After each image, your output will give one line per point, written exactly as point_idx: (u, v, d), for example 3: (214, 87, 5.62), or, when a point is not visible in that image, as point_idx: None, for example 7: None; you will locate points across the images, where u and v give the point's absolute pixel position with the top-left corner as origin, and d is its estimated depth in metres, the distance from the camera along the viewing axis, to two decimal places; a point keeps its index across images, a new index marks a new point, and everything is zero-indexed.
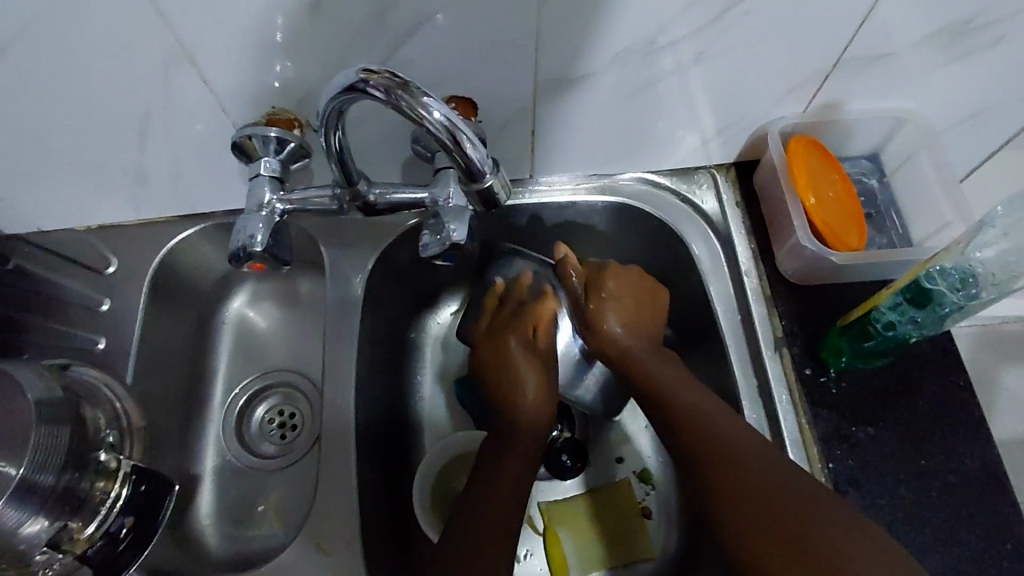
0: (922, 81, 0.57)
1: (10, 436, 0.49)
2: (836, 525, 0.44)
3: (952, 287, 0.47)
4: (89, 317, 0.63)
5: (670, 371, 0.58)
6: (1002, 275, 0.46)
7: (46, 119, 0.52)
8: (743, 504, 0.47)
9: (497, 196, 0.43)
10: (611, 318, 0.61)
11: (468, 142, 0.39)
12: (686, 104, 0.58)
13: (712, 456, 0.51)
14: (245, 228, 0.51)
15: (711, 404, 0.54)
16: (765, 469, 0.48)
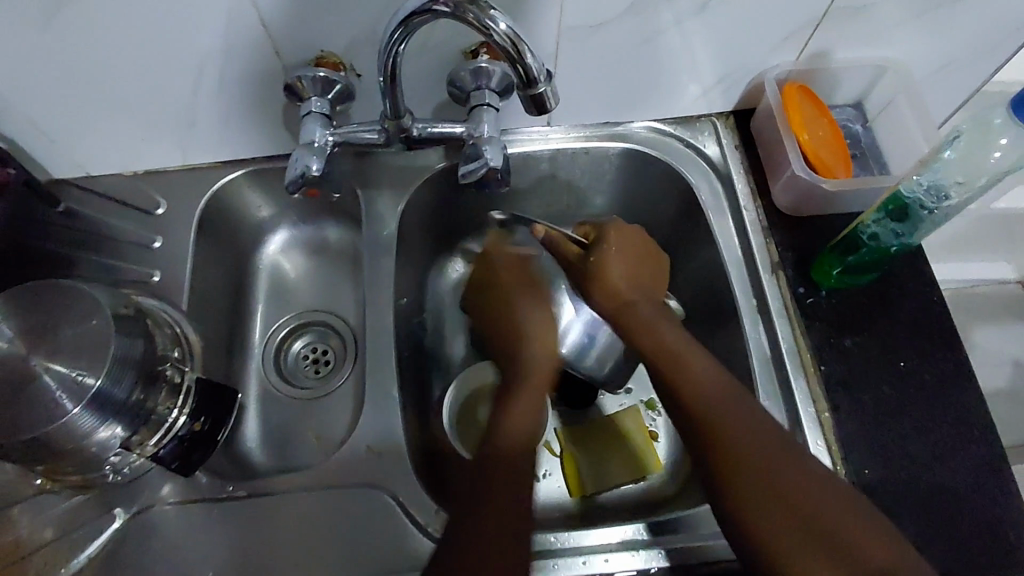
0: (901, 32, 0.64)
1: (88, 348, 0.53)
2: (851, 528, 0.49)
3: (931, 194, 0.54)
4: (142, 253, 0.67)
5: (675, 335, 0.61)
6: (966, 178, 0.53)
7: (113, 61, 0.57)
8: (769, 521, 0.50)
9: (549, 103, 0.48)
10: (620, 273, 0.65)
11: (530, 52, 0.44)
12: (692, 52, 0.64)
13: (730, 462, 0.53)
14: (301, 157, 0.55)
15: (727, 402, 0.56)
16: (783, 472, 0.52)
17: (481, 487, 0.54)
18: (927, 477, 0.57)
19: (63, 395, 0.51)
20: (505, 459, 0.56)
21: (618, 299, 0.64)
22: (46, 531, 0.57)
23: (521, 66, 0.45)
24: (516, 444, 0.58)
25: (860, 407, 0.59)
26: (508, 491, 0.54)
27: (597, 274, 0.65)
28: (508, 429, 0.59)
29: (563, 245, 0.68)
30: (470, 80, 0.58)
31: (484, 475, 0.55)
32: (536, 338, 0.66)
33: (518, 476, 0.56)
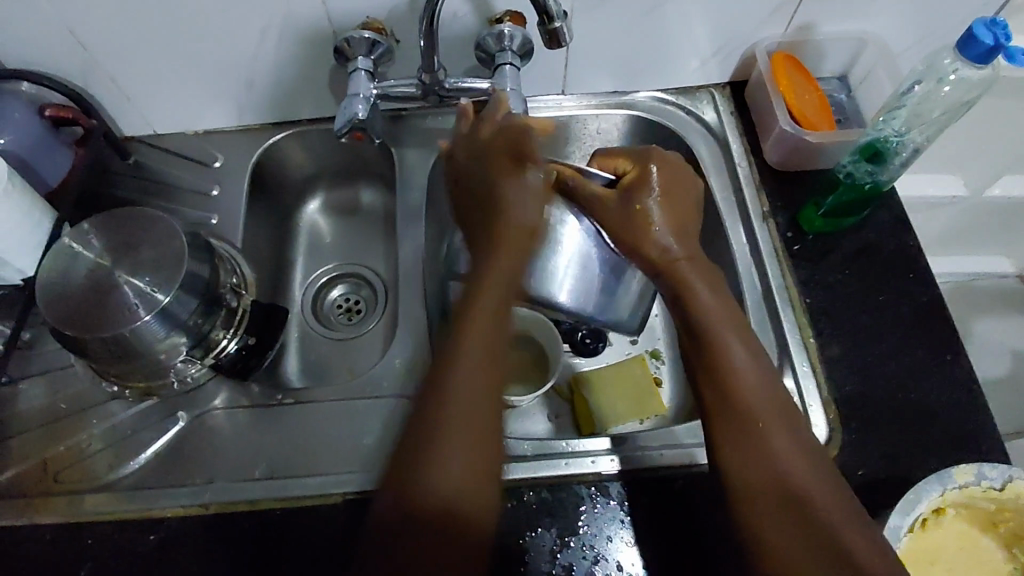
0: (876, 5, 0.72)
1: (161, 264, 0.61)
2: (834, 503, 0.49)
3: (895, 131, 0.63)
4: (201, 200, 0.76)
5: (714, 293, 0.58)
6: (923, 112, 0.63)
7: (189, 22, 0.66)
8: (757, 465, 0.51)
9: (561, 39, 0.56)
10: (666, 238, 0.59)
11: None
12: (691, 24, 0.72)
13: (738, 405, 0.53)
14: (349, 107, 0.64)
15: (751, 359, 0.55)
16: (788, 430, 0.53)
17: (416, 494, 0.46)
18: (902, 394, 0.62)
19: (137, 302, 0.58)
20: (447, 454, 0.48)
21: (649, 250, 0.59)
22: (111, 434, 0.64)
23: (543, 9, 0.53)
24: (463, 441, 0.49)
25: (842, 334, 0.66)
26: (437, 505, 0.46)
27: (641, 227, 0.59)
28: (457, 423, 0.49)
29: (587, 186, 0.63)
30: (494, 44, 0.66)
31: (426, 470, 0.47)
32: (487, 308, 0.54)
33: (460, 476, 0.47)
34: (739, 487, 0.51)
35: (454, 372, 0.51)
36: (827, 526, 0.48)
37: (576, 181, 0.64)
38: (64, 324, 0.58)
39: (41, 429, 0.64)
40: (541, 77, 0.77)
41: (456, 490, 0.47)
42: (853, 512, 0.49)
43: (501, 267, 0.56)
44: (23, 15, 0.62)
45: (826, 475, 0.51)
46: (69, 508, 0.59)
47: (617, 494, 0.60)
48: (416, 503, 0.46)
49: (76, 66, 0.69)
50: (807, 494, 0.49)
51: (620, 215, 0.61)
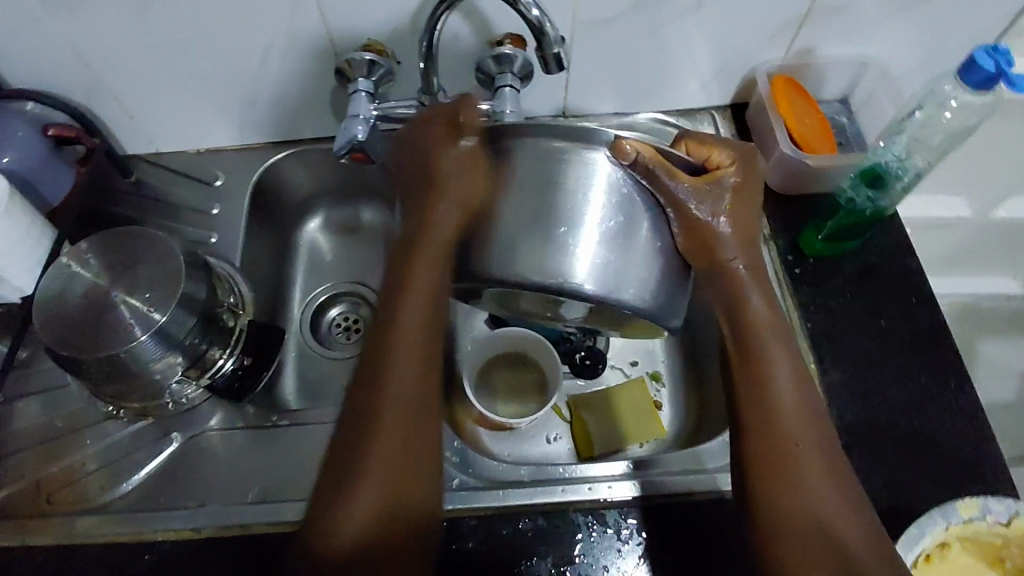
0: (877, 30, 0.72)
1: (159, 284, 0.60)
2: (871, 546, 0.50)
3: (897, 155, 0.63)
4: (201, 218, 0.76)
5: (764, 305, 0.56)
6: (923, 137, 0.63)
7: (194, 44, 0.66)
8: (795, 502, 0.51)
9: (562, 62, 0.55)
10: (737, 255, 0.54)
11: (547, 23, 0.52)
12: (691, 47, 0.72)
13: (776, 439, 0.53)
14: (348, 128, 0.64)
15: (796, 393, 0.54)
16: (828, 471, 0.52)
17: (332, 526, 0.50)
18: (906, 421, 0.61)
19: (134, 323, 0.58)
20: (373, 472, 0.51)
21: (716, 252, 0.54)
22: (106, 454, 0.63)
23: (541, 33, 0.53)
24: (386, 455, 0.52)
25: (844, 359, 0.65)
26: (359, 523, 0.50)
27: (711, 239, 0.53)
28: (384, 434, 0.52)
29: (670, 175, 0.51)
30: (494, 67, 0.66)
31: (354, 493, 0.51)
32: (410, 318, 0.54)
33: (386, 490, 0.51)
34: (767, 516, 0.51)
35: (382, 402, 0.53)
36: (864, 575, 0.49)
37: (659, 167, 0.51)
38: (61, 343, 0.57)
39: (35, 448, 0.63)
40: (543, 98, 0.77)
41: (370, 508, 0.50)
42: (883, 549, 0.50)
43: (420, 286, 0.54)
44: (28, 34, 0.63)
45: (851, 499, 0.52)
46: (61, 529, 0.59)
47: (614, 522, 0.59)
48: (318, 524, 0.51)
49: (81, 85, 0.69)
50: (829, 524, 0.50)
51: (706, 223, 0.53)
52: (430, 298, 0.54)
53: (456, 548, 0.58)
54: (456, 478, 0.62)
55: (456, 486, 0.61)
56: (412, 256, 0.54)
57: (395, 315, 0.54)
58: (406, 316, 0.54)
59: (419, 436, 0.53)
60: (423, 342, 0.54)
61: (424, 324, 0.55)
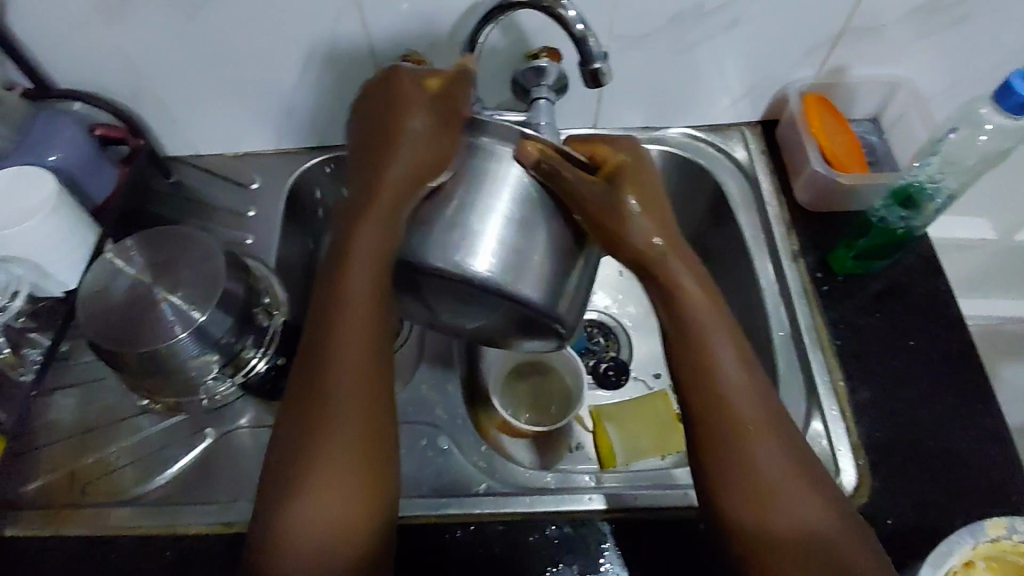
0: (909, 51, 0.73)
1: (199, 283, 0.62)
2: (822, 512, 0.50)
3: (930, 177, 0.63)
4: (237, 220, 0.78)
5: (704, 298, 0.56)
6: (959, 157, 0.62)
7: (237, 51, 0.68)
8: (750, 471, 0.51)
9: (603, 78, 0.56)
10: (650, 231, 0.56)
11: (592, 39, 0.53)
12: (723, 65, 0.73)
13: (722, 412, 0.53)
14: None
15: (743, 373, 0.54)
16: (783, 442, 0.52)
17: (286, 538, 0.49)
18: (933, 442, 0.61)
19: (175, 320, 0.60)
20: (337, 472, 0.50)
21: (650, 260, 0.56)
22: (140, 448, 0.65)
23: (583, 47, 0.53)
24: (350, 453, 0.51)
25: (872, 377, 0.65)
26: (316, 534, 0.49)
27: (641, 249, 0.56)
28: (346, 440, 0.51)
29: (570, 170, 0.53)
30: (529, 79, 0.67)
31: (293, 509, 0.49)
32: (349, 326, 0.53)
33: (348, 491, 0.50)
34: (722, 487, 0.51)
35: (330, 411, 0.51)
36: (815, 538, 0.49)
37: (560, 163, 0.52)
38: (103, 338, 0.59)
39: (71, 440, 0.65)
40: (574, 110, 0.78)
41: (334, 515, 0.50)
42: (835, 513, 0.51)
43: (354, 291, 0.53)
44: (80, 37, 0.65)
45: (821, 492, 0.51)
46: (95, 520, 0.60)
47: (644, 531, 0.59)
48: (280, 538, 0.49)
49: (127, 89, 0.72)
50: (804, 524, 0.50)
51: (596, 199, 0.54)
52: (370, 315, 0.54)
53: (483, 550, 0.57)
54: (484, 483, 0.63)
55: (484, 490, 0.62)
56: (342, 272, 0.54)
57: (334, 318, 0.53)
58: (343, 322, 0.53)
59: (382, 437, 0.53)
60: (369, 353, 0.53)
61: (370, 333, 0.54)
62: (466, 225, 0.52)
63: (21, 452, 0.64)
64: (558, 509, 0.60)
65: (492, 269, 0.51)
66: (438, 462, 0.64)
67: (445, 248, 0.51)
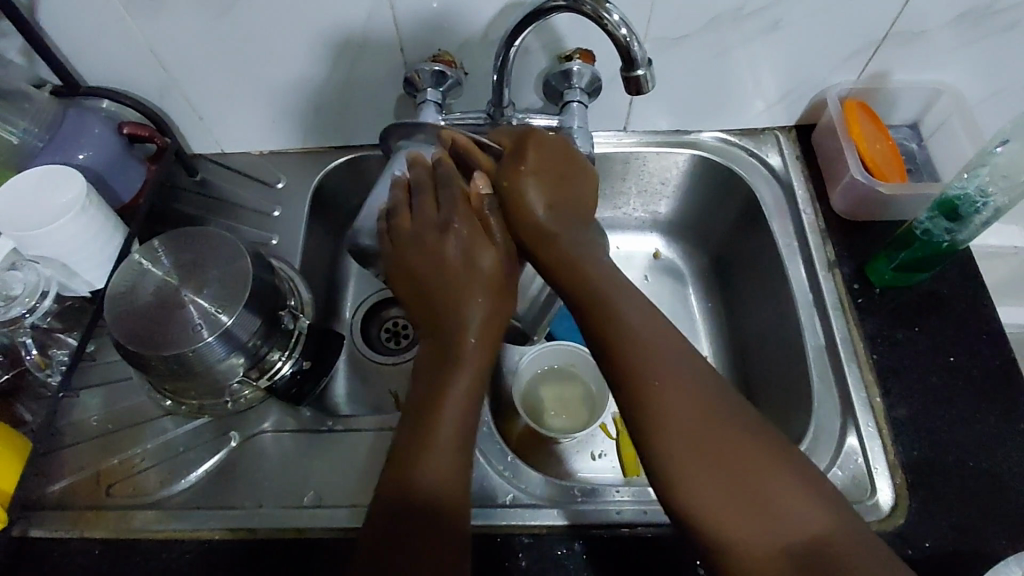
0: (955, 57, 0.70)
1: (226, 285, 0.61)
2: (779, 483, 0.45)
3: (980, 189, 0.60)
4: (262, 219, 0.77)
5: (596, 265, 0.56)
6: (1014, 170, 0.60)
7: (266, 50, 0.68)
8: (682, 437, 0.48)
9: (646, 85, 0.55)
10: (540, 206, 0.57)
11: (636, 44, 0.52)
12: (759, 69, 0.71)
13: (642, 381, 0.50)
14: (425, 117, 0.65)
15: (656, 331, 0.52)
16: (697, 399, 0.49)
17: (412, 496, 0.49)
18: (974, 463, 0.59)
19: (200, 322, 0.59)
20: (422, 471, 0.49)
21: (540, 232, 0.56)
22: (165, 450, 0.64)
23: (627, 53, 0.53)
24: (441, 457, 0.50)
25: (911, 395, 0.63)
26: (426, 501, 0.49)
27: (536, 224, 0.56)
28: (445, 421, 0.51)
29: (472, 158, 0.60)
30: (562, 83, 0.66)
31: (415, 479, 0.49)
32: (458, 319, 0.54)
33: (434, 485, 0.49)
34: (660, 457, 0.48)
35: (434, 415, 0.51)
36: (783, 510, 0.45)
37: (462, 151, 0.60)
38: (128, 339, 0.58)
39: (96, 440, 0.65)
40: (605, 112, 0.77)
41: (414, 509, 0.49)
42: (802, 484, 0.46)
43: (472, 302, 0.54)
44: (109, 34, 0.65)
45: (766, 446, 0.47)
46: (120, 523, 0.60)
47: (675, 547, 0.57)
48: (394, 517, 0.48)
49: (155, 87, 0.71)
50: (748, 485, 0.46)
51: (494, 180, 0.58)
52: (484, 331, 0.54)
53: (509, 565, 0.56)
54: (510, 494, 0.61)
55: (509, 501, 0.61)
56: (463, 283, 0.54)
57: (446, 316, 0.54)
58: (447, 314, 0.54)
59: (465, 444, 0.52)
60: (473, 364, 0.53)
61: (484, 341, 0.54)
62: None
63: (46, 452, 0.64)
64: (563, 521, 0.59)
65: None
66: None
67: None
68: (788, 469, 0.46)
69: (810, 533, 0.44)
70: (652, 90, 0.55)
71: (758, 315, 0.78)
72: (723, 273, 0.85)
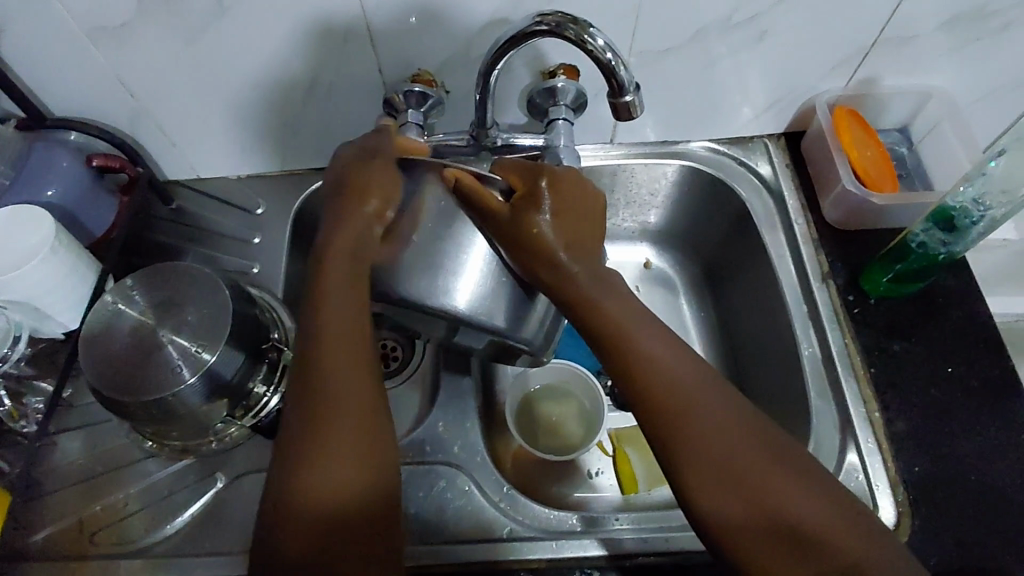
0: (945, 61, 0.69)
1: (207, 322, 0.59)
2: (813, 506, 0.45)
3: (976, 201, 0.59)
4: (242, 247, 0.75)
5: (615, 295, 0.54)
6: (1011, 181, 0.58)
7: (240, 75, 0.65)
8: (717, 479, 0.47)
9: (633, 111, 0.53)
10: (556, 244, 0.53)
11: (622, 69, 0.50)
12: (745, 80, 0.70)
13: (668, 408, 0.50)
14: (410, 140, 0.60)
15: (681, 358, 0.52)
16: (724, 422, 0.48)
17: (306, 475, 0.47)
18: (976, 477, 0.59)
19: (182, 364, 0.56)
20: (324, 453, 0.47)
21: (556, 267, 0.53)
22: (149, 494, 0.62)
23: (614, 79, 0.51)
24: (346, 448, 0.48)
25: (910, 408, 0.62)
26: (331, 492, 0.47)
27: (552, 258, 0.53)
28: (333, 424, 0.49)
29: (483, 197, 0.53)
30: (546, 100, 0.64)
31: (307, 470, 0.47)
32: (328, 326, 0.52)
33: (341, 480, 0.47)
34: (698, 498, 0.47)
35: (324, 424, 0.49)
36: (813, 531, 0.45)
37: (470, 186, 0.53)
38: (107, 385, 0.56)
39: (79, 485, 0.63)
40: (591, 126, 0.75)
41: (333, 501, 0.47)
42: (833, 501, 0.46)
43: (336, 280, 0.53)
44: (74, 65, 0.62)
45: (798, 471, 0.47)
46: (105, 573, 0.58)
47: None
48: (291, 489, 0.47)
49: (125, 116, 0.69)
50: (778, 512, 0.45)
51: (511, 221, 0.53)
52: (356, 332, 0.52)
53: None
54: (507, 527, 0.60)
55: (507, 534, 0.59)
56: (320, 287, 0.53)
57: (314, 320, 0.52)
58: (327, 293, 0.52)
59: (374, 408, 0.51)
60: (356, 351, 0.52)
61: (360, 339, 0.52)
62: (449, 271, 0.54)
63: (25, 501, 0.61)
64: (604, 553, 0.57)
65: (477, 304, 0.55)
66: (459, 506, 0.61)
67: (427, 291, 0.54)
68: (820, 488, 0.46)
69: (850, 554, 0.44)
70: (640, 115, 0.54)
71: (753, 327, 0.77)
72: (715, 283, 0.84)
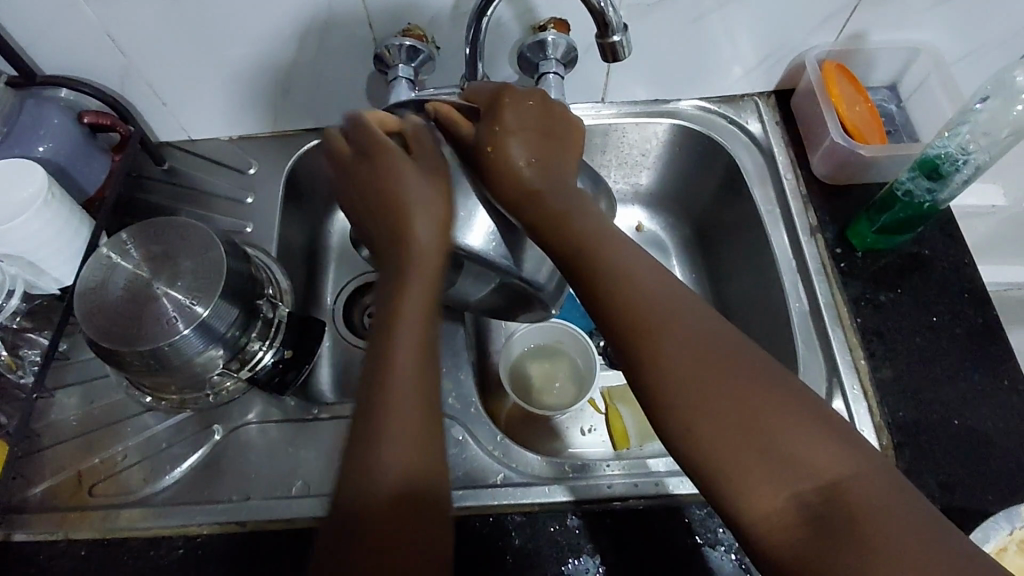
0: (933, 15, 0.70)
1: (201, 275, 0.59)
2: (810, 442, 0.41)
3: (960, 146, 0.60)
4: (235, 207, 0.75)
5: (585, 216, 0.53)
6: (991, 125, 0.60)
7: (229, 32, 0.65)
8: (699, 408, 0.43)
9: (621, 52, 0.54)
10: (518, 158, 0.54)
11: (610, 9, 0.50)
12: (735, 36, 0.70)
13: (646, 332, 0.47)
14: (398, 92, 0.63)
15: (646, 278, 0.49)
16: (706, 348, 0.45)
17: (374, 463, 0.45)
18: (958, 421, 0.60)
19: (176, 315, 0.57)
20: (384, 439, 0.45)
21: (521, 185, 0.54)
22: (146, 447, 0.63)
23: (603, 19, 0.51)
24: (407, 431, 0.46)
25: (895, 356, 0.63)
26: (394, 480, 0.45)
27: (513, 175, 0.54)
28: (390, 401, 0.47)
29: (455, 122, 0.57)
30: (535, 54, 0.64)
31: (369, 456, 0.45)
32: (416, 298, 0.50)
33: (405, 462, 0.45)
34: (682, 431, 0.44)
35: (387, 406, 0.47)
36: (811, 468, 0.40)
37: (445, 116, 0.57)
38: (102, 335, 0.56)
39: (77, 439, 0.63)
40: (582, 84, 0.75)
41: (397, 482, 0.45)
42: (832, 438, 0.41)
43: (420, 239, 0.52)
44: (61, 21, 0.62)
45: (794, 402, 0.43)
46: (105, 522, 0.59)
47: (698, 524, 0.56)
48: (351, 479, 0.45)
49: (114, 74, 0.68)
50: (767, 446, 0.41)
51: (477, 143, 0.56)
52: (425, 318, 0.50)
53: (503, 545, 0.56)
54: (501, 473, 0.61)
55: (501, 480, 0.61)
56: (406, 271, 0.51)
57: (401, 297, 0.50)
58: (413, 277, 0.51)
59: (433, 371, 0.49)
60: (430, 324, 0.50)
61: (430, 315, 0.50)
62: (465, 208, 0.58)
63: (24, 453, 0.62)
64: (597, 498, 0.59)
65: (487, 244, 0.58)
66: (454, 455, 0.62)
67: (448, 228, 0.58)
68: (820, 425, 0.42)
69: (831, 476, 0.40)
70: (627, 57, 0.55)
71: (742, 283, 0.78)
72: (706, 242, 0.85)
